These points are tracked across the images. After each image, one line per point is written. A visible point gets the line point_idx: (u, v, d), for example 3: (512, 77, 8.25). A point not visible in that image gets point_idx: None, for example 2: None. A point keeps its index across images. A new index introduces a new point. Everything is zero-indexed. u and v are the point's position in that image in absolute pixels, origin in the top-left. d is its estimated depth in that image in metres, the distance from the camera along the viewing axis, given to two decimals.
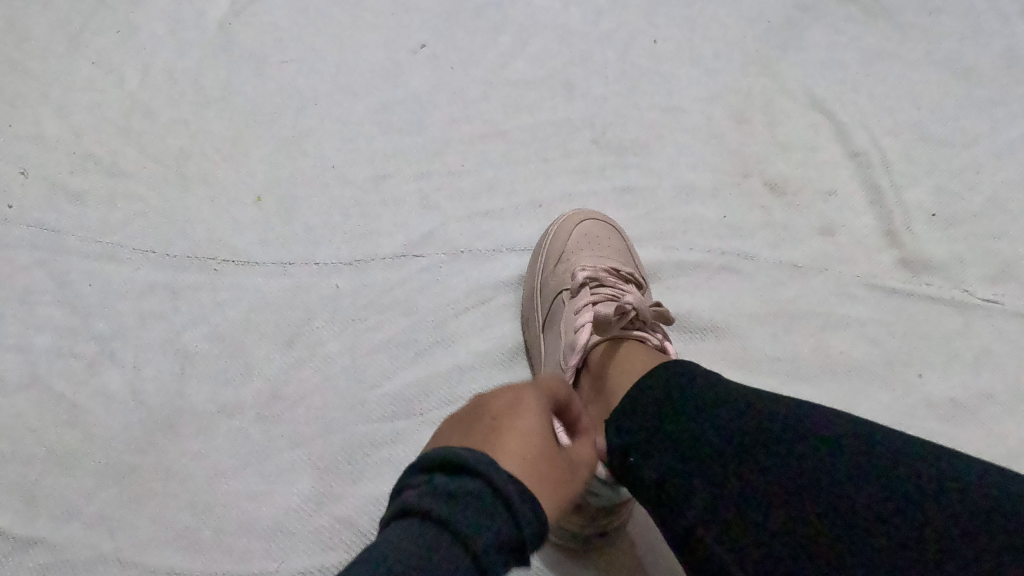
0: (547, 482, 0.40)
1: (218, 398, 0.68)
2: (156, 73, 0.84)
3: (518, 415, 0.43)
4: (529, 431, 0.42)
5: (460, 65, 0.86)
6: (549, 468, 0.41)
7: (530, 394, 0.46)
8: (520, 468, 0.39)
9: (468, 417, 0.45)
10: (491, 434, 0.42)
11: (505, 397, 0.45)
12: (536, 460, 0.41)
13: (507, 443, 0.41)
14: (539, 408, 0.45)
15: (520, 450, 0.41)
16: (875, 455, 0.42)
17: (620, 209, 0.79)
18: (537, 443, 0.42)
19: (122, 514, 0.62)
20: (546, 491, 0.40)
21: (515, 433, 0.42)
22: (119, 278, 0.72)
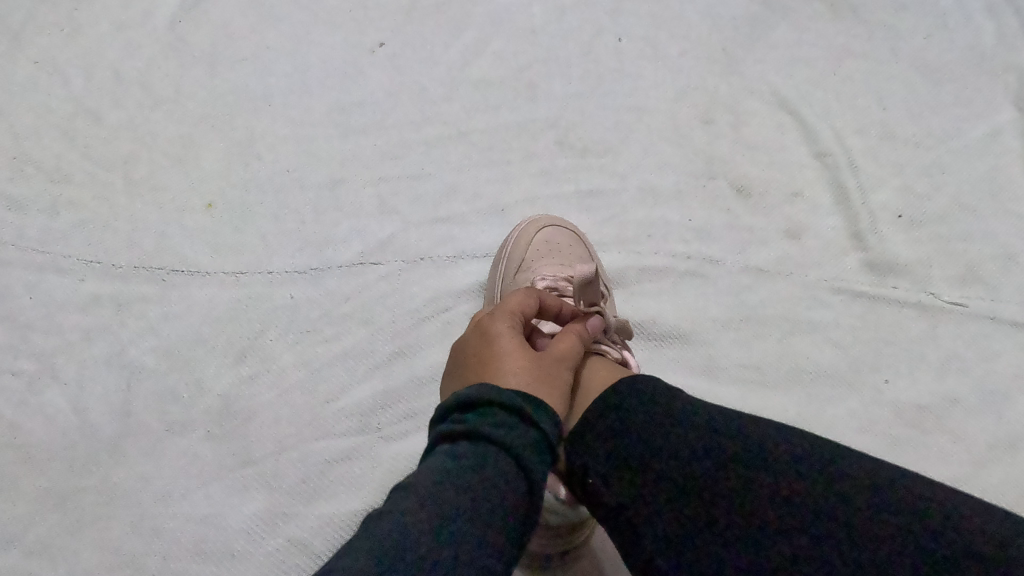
0: (549, 379, 0.45)
1: (167, 416, 0.65)
2: (100, 73, 0.80)
3: (496, 339, 0.47)
4: (513, 346, 0.47)
5: (420, 65, 0.83)
6: (542, 366, 0.46)
7: (498, 317, 0.49)
8: (518, 382, 0.44)
9: (458, 364, 0.49)
10: (482, 369, 0.46)
11: (479, 333, 0.49)
12: (530, 368, 0.45)
13: (498, 368, 0.45)
14: (509, 326, 0.48)
15: (511, 366, 0.45)
16: (862, 469, 0.40)
17: (584, 213, 0.77)
18: (521, 353, 0.46)
19: (65, 541, 0.59)
20: (551, 388, 0.45)
21: (501, 356, 0.46)
22: (62, 289, 0.69)
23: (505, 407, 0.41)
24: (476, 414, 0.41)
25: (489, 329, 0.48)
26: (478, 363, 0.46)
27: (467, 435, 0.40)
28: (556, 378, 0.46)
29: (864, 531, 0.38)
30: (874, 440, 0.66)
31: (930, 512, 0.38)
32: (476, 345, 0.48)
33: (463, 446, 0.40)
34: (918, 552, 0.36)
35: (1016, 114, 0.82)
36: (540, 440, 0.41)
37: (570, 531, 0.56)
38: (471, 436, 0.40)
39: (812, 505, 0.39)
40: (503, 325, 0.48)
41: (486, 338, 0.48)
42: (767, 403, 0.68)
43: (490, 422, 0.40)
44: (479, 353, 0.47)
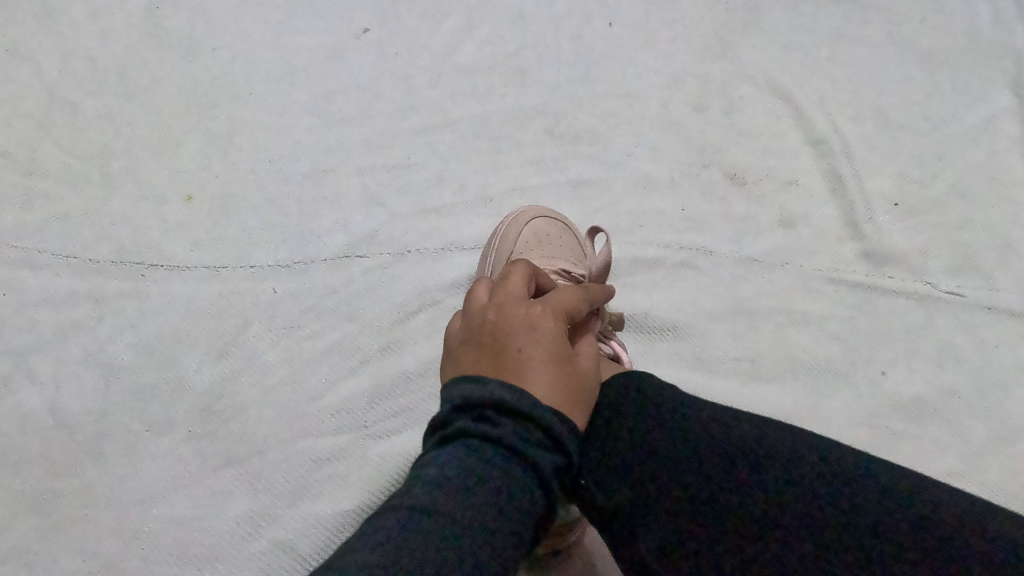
0: (575, 398, 0.42)
1: (147, 415, 0.63)
2: (75, 60, 0.78)
3: (541, 335, 0.43)
4: (553, 347, 0.43)
5: (405, 51, 0.81)
6: (572, 380, 0.43)
7: (543, 307, 0.45)
8: (550, 395, 0.41)
9: (485, 335, 0.43)
10: (529, 371, 0.41)
11: (518, 311, 0.44)
12: (564, 382, 0.42)
13: (534, 370, 0.41)
14: (555, 327, 0.44)
15: (558, 384, 0.42)
16: (864, 468, 0.39)
17: (575, 204, 0.75)
18: (561, 362, 0.43)
19: (41, 545, 0.58)
20: (578, 411, 0.42)
21: (540, 355, 0.42)
22: (37, 286, 0.67)
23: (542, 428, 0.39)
24: (507, 421, 0.39)
25: (532, 313, 0.44)
26: (515, 355, 0.42)
27: (497, 443, 0.38)
28: (585, 396, 0.44)
29: (868, 531, 0.36)
30: (872, 434, 0.65)
31: (938, 509, 0.36)
32: (510, 324, 0.43)
33: (492, 455, 0.38)
34: (927, 552, 0.35)
35: (1013, 100, 0.80)
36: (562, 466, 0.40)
37: (559, 533, 0.54)
38: (498, 443, 0.38)
39: (813, 503, 0.38)
40: (550, 321, 0.44)
41: (531, 329, 0.43)
42: (762, 397, 0.67)
43: (522, 436, 0.39)
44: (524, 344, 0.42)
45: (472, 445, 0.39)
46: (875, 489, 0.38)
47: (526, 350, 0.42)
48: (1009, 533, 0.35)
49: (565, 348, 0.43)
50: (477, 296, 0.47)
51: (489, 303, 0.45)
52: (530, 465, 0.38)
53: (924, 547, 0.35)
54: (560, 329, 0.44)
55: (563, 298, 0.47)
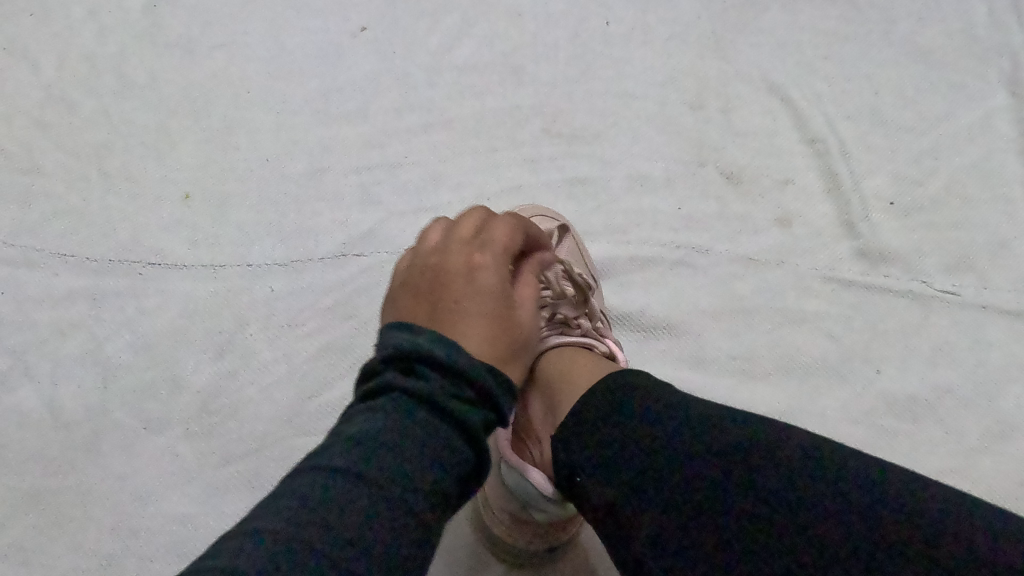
0: (504, 353, 0.41)
1: (144, 414, 0.63)
2: (72, 59, 0.78)
3: (478, 286, 0.42)
4: (488, 301, 0.42)
5: (403, 50, 0.81)
6: (505, 335, 0.42)
7: (485, 256, 0.44)
8: (482, 350, 0.40)
9: (423, 282, 0.43)
10: (456, 319, 0.41)
11: (459, 263, 0.43)
12: (496, 337, 0.41)
13: (466, 325, 0.40)
14: (495, 278, 0.43)
15: (485, 335, 0.41)
16: (856, 462, 0.39)
17: (571, 202, 0.75)
18: (495, 315, 0.42)
19: (39, 542, 0.58)
20: (507, 364, 0.42)
21: (473, 310, 0.41)
22: (35, 284, 0.67)
23: (471, 383, 0.37)
24: (435, 374, 0.37)
25: (471, 266, 0.43)
26: (447, 306, 0.41)
27: (425, 399, 0.36)
28: (518, 350, 0.43)
29: (861, 525, 0.36)
30: (866, 432, 0.65)
31: (929, 504, 0.36)
32: (450, 276, 0.43)
33: (422, 412, 0.36)
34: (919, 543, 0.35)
35: (1008, 99, 0.81)
36: (491, 419, 0.39)
37: (556, 530, 0.54)
38: (426, 398, 0.36)
39: (806, 500, 0.38)
40: (491, 272, 0.43)
41: (469, 280, 0.42)
42: (757, 397, 0.67)
43: (451, 391, 0.37)
44: (457, 294, 0.42)
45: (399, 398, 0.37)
46: (866, 484, 0.38)
47: (460, 306, 0.41)
48: (999, 528, 0.35)
49: (502, 304, 0.43)
50: (428, 241, 0.46)
51: (435, 249, 0.45)
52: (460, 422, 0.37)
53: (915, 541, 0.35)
54: (501, 278, 0.44)
55: (515, 247, 0.46)
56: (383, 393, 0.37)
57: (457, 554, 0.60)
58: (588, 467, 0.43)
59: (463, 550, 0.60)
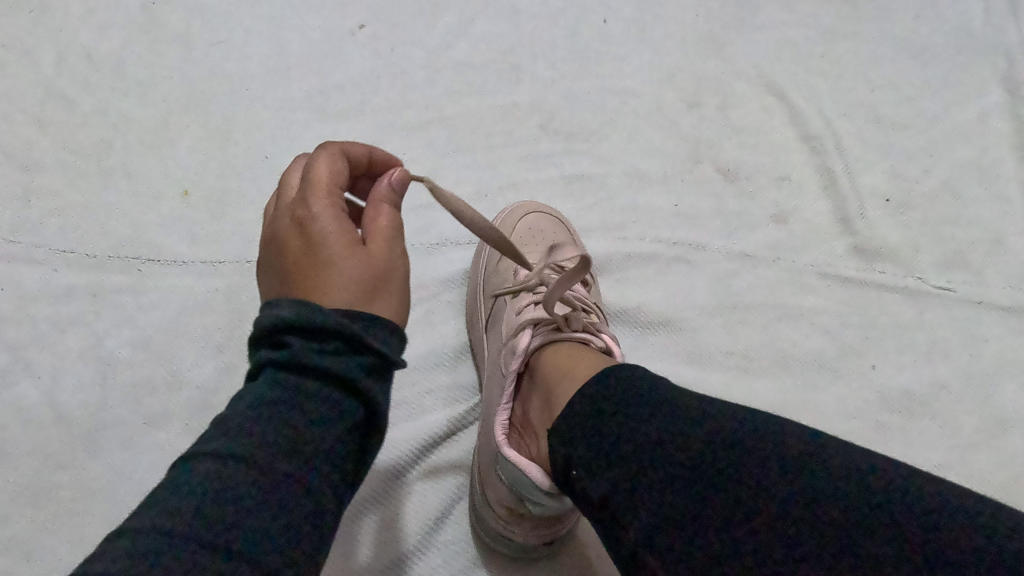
0: (370, 291, 0.41)
1: (144, 409, 0.63)
2: (71, 55, 0.78)
3: (316, 240, 0.42)
4: (332, 250, 0.41)
5: (401, 48, 0.82)
6: (365, 275, 0.41)
7: (310, 205, 0.43)
8: (349, 298, 0.40)
9: (272, 253, 0.43)
10: (308, 283, 0.41)
11: (292, 225, 0.43)
12: (359, 277, 0.41)
13: (325, 280, 0.41)
14: (330, 222, 0.42)
15: (340, 282, 0.41)
16: (848, 453, 0.40)
17: (568, 199, 0.76)
18: (345, 258, 0.41)
19: (39, 537, 0.58)
20: (379, 300, 0.41)
21: (331, 258, 0.41)
22: (34, 280, 0.67)
23: (332, 334, 0.37)
24: (294, 339, 0.37)
25: (302, 224, 0.42)
26: (297, 273, 0.41)
27: (291, 365, 0.36)
28: (388, 282, 0.42)
29: (854, 513, 0.37)
30: (862, 426, 0.66)
31: (922, 491, 0.37)
32: (292, 236, 0.42)
33: (290, 379, 0.36)
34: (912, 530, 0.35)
35: (1004, 97, 0.81)
36: (372, 362, 0.38)
37: (554, 522, 0.55)
38: (291, 364, 0.36)
39: (799, 489, 0.38)
40: (322, 219, 0.42)
41: (306, 238, 0.42)
42: (753, 391, 0.67)
43: (314, 348, 0.37)
44: (302, 256, 0.42)
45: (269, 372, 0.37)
46: (858, 472, 0.38)
47: (312, 263, 0.41)
48: (989, 515, 0.36)
49: (349, 244, 0.42)
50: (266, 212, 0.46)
51: (273, 216, 0.44)
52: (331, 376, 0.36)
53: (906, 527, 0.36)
54: (337, 216, 0.43)
55: (340, 180, 0.45)
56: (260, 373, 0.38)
57: (457, 547, 0.60)
58: (584, 461, 0.44)
59: (462, 544, 0.60)
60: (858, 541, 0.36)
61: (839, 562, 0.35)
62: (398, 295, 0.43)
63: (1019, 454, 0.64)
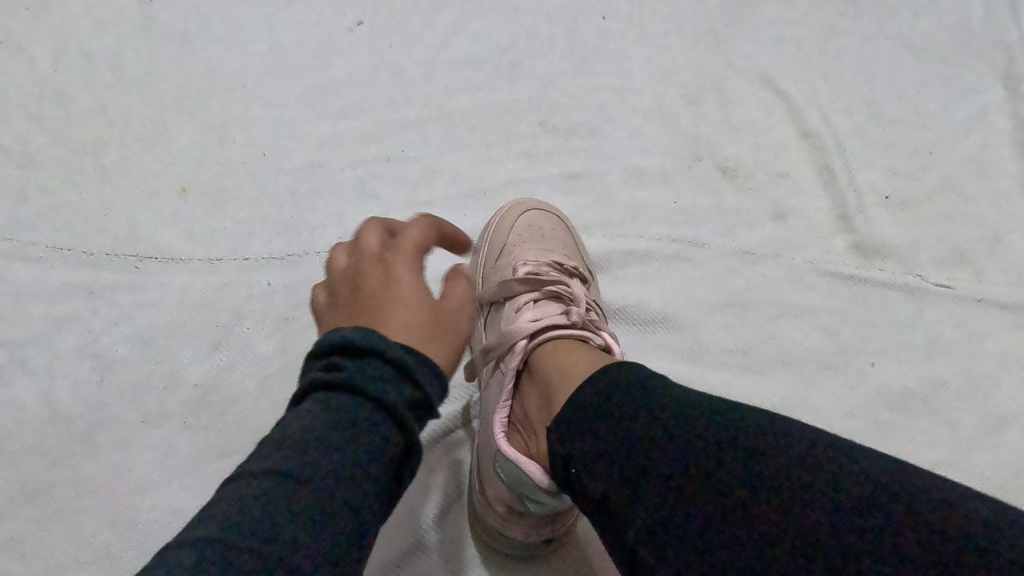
0: (437, 337, 0.40)
1: (141, 407, 0.63)
2: (68, 53, 0.78)
3: (394, 281, 0.41)
4: (408, 292, 0.41)
5: (399, 44, 0.81)
6: (433, 320, 0.40)
7: (397, 253, 0.42)
8: (415, 334, 0.39)
9: (342, 291, 0.42)
10: (377, 314, 0.39)
11: (372, 267, 0.42)
12: (426, 320, 0.40)
13: (394, 312, 0.40)
14: (411, 271, 0.42)
15: (409, 320, 0.40)
16: (848, 450, 0.39)
17: (568, 197, 0.75)
18: (418, 302, 0.41)
19: (36, 536, 0.58)
20: (442, 346, 0.40)
21: (405, 298, 0.40)
22: (31, 278, 0.67)
23: (388, 361, 0.37)
24: (353, 363, 0.37)
25: (382, 269, 0.42)
26: (366, 306, 0.40)
27: (342, 386, 0.36)
28: (455, 334, 0.41)
29: (853, 510, 0.36)
30: (861, 424, 0.65)
31: (921, 489, 0.37)
32: (370, 273, 0.42)
33: (337, 399, 0.36)
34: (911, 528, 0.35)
35: (1003, 94, 0.81)
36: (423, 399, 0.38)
37: (553, 521, 0.55)
38: (344, 385, 0.36)
39: (798, 486, 0.38)
40: (403, 266, 0.42)
41: (384, 279, 0.41)
42: (752, 389, 0.67)
43: (368, 371, 0.37)
44: (376, 294, 0.41)
45: (319, 394, 0.37)
46: (857, 469, 0.38)
47: (384, 296, 0.40)
48: (988, 511, 0.36)
49: (424, 292, 0.41)
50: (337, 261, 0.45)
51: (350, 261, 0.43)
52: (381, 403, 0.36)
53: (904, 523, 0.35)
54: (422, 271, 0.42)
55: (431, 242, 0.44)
56: (310, 395, 0.37)
57: (456, 546, 0.60)
58: (583, 461, 0.44)
59: (460, 543, 0.60)
60: (857, 538, 0.35)
61: (841, 558, 0.35)
62: (459, 350, 0.42)
63: (1020, 451, 0.64)
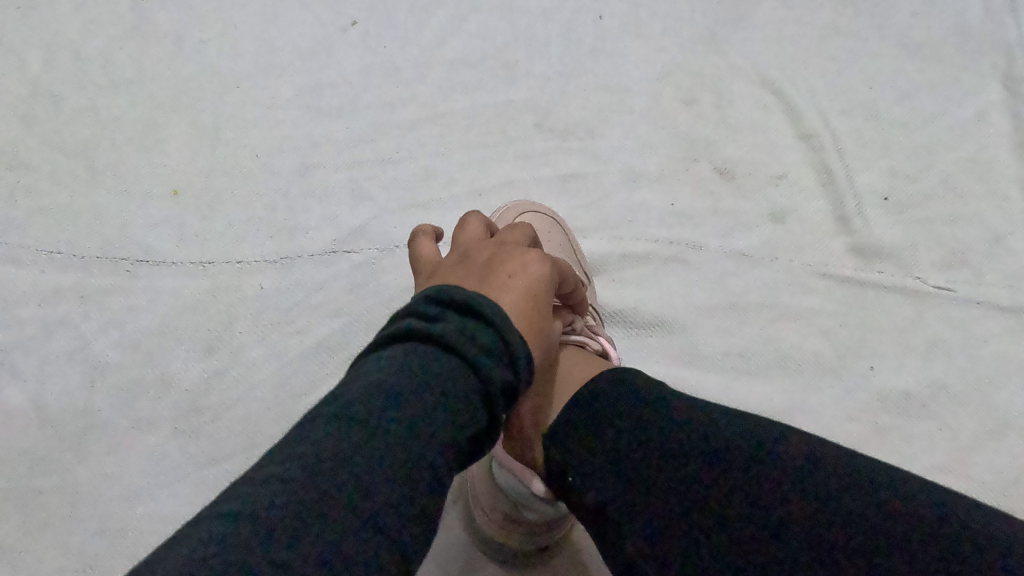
0: (540, 335, 0.41)
1: (132, 412, 0.62)
2: (58, 53, 0.77)
3: (533, 268, 0.43)
4: (541, 287, 0.43)
5: (393, 44, 0.80)
6: (545, 320, 0.42)
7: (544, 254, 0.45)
8: (522, 317, 0.40)
9: (479, 258, 0.44)
10: (509, 286, 0.41)
11: (518, 250, 0.44)
12: (541, 314, 0.41)
13: (526, 294, 0.41)
14: (549, 274, 0.44)
15: (531, 307, 0.41)
16: (847, 457, 0.39)
17: (564, 199, 0.75)
18: (543, 300, 0.42)
19: (25, 543, 0.57)
20: (541, 343, 0.41)
21: (536, 288, 0.42)
22: (21, 282, 0.66)
23: (501, 338, 0.37)
24: (472, 326, 0.37)
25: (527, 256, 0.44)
26: (503, 276, 0.42)
27: (451, 346, 0.36)
28: (551, 341, 0.43)
29: (854, 517, 0.36)
30: (858, 428, 0.65)
31: (924, 495, 0.36)
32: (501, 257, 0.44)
33: (440, 357, 0.36)
34: (913, 535, 0.34)
35: (1003, 94, 0.80)
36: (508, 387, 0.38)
37: (548, 528, 0.54)
38: (452, 347, 0.36)
39: (799, 492, 0.37)
40: (546, 265, 0.44)
41: (524, 263, 0.43)
42: (749, 394, 0.66)
43: (481, 340, 0.37)
44: (514, 271, 0.42)
45: (423, 345, 0.37)
46: (860, 476, 0.37)
47: (520, 276, 0.42)
48: (993, 517, 0.35)
49: (549, 295, 0.43)
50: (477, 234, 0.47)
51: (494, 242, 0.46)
52: (479, 377, 0.36)
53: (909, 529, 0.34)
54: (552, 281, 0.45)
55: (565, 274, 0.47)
56: (411, 341, 0.37)
57: (451, 552, 0.59)
58: (579, 468, 0.43)
59: (455, 548, 0.59)
60: (858, 547, 0.35)
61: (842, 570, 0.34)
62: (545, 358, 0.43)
63: (1018, 456, 0.63)
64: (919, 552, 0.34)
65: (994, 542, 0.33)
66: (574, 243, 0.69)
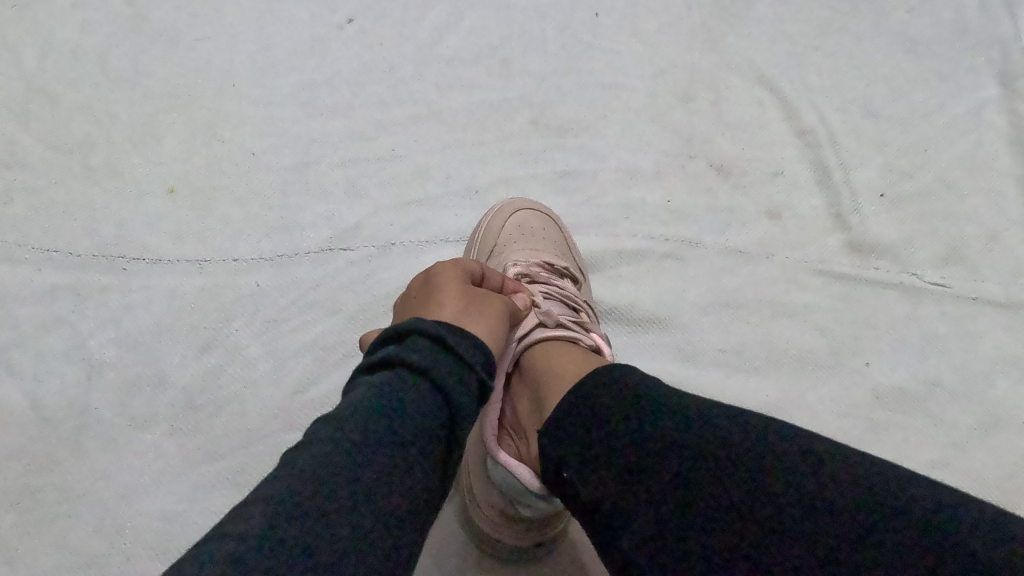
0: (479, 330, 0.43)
1: (129, 410, 0.63)
2: (55, 51, 0.77)
3: (441, 289, 0.46)
4: (456, 298, 0.45)
5: (390, 42, 0.80)
6: (475, 318, 0.44)
7: (444, 276, 0.48)
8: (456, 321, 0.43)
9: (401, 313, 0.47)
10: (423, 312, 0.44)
11: (423, 286, 0.48)
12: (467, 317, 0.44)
13: (441, 309, 0.44)
14: (456, 285, 0.47)
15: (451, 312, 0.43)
16: (840, 451, 0.39)
17: (560, 196, 0.75)
18: (461, 304, 0.45)
19: (22, 541, 0.57)
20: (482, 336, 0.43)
21: (447, 300, 0.45)
22: (18, 280, 0.66)
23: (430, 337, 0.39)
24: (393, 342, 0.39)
25: (432, 286, 0.47)
26: (419, 309, 0.45)
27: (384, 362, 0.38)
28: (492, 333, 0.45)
29: (847, 510, 0.36)
30: (855, 425, 0.65)
31: (915, 488, 0.36)
32: (425, 294, 0.47)
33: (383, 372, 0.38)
34: (905, 529, 0.34)
35: (999, 90, 0.80)
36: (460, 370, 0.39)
37: (543, 524, 0.54)
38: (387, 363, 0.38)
39: (792, 486, 0.37)
40: (450, 281, 0.47)
41: (431, 290, 0.46)
42: (745, 390, 0.67)
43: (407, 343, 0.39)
44: (424, 301, 0.45)
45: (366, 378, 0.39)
46: (852, 469, 0.37)
47: (431, 301, 0.45)
48: (985, 509, 0.35)
49: (467, 299, 0.46)
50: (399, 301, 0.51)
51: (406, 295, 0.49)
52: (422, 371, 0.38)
53: (899, 522, 0.35)
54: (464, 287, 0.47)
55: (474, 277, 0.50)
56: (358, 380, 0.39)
57: (447, 549, 0.59)
58: (574, 465, 0.43)
59: (453, 544, 0.60)
60: (851, 542, 0.35)
61: (834, 564, 0.34)
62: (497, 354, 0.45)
63: (1014, 452, 0.63)
64: (910, 546, 0.34)
65: (988, 535, 0.33)
66: (570, 240, 0.70)
